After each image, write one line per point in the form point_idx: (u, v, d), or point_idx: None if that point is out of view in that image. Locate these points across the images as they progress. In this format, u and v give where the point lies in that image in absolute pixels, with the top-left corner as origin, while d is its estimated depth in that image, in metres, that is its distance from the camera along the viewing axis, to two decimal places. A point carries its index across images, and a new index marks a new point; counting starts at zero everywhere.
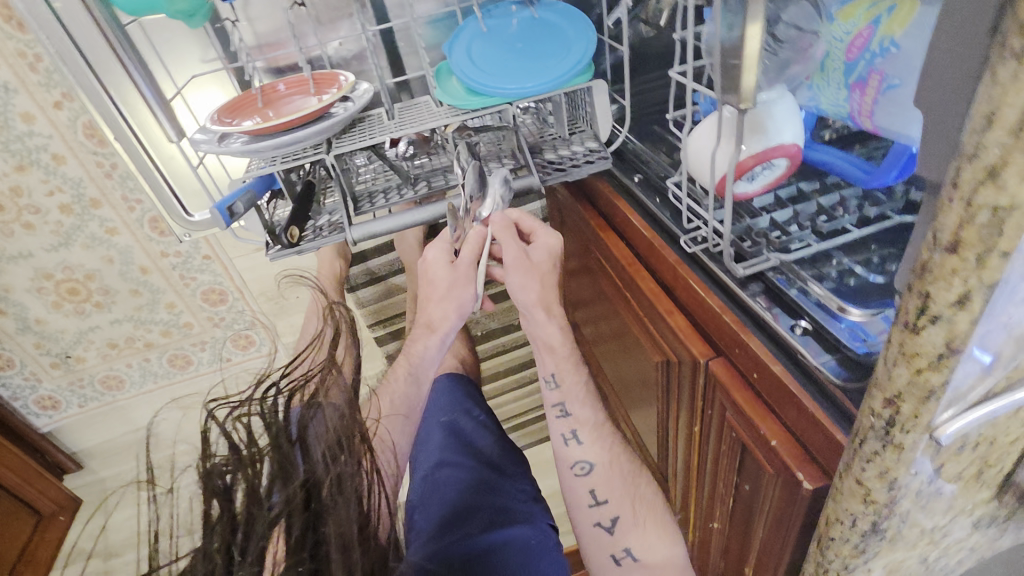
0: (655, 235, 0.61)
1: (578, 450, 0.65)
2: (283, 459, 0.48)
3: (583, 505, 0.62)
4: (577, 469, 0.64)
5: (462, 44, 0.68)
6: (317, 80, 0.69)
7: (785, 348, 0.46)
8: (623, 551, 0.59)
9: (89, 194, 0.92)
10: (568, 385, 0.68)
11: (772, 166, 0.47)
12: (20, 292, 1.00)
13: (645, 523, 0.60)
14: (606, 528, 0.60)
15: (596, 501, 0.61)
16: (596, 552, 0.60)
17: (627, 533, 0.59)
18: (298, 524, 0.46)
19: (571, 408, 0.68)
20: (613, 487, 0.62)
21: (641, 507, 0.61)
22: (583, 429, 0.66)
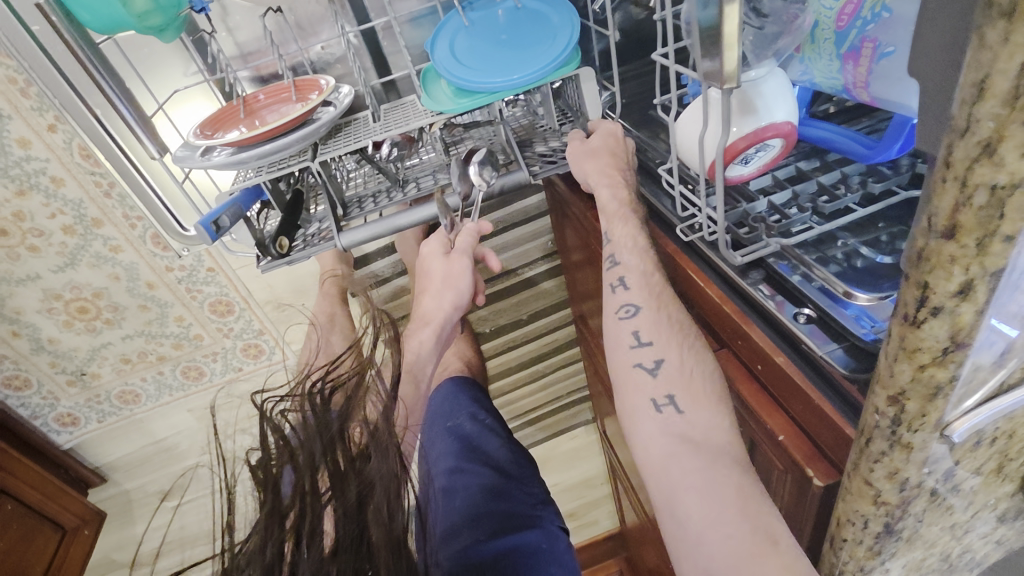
0: (652, 225, 0.59)
1: (622, 294, 0.55)
2: (335, 459, 0.52)
3: (624, 348, 0.52)
4: (623, 312, 0.54)
5: (444, 39, 0.66)
6: (299, 87, 0.68)
7: (789, 339, 0.43)
8: (664, 396, 0.48)
9: (90, 214, 0.93)
10: (619, 236, 0.57)
11: (766, 147, 0.44)
12: (30, 313, 1.01)
13: (695, 373, 0.48)
14: (647, 369, 0.50)
15: (641, 343, 0.51)
16: (629, 395, 0.50)
17: (672, 379, 0.48)
18: (351, 520, 0.49)
19: (620, 256, 0.57)
20: (660, 330, 0.51)
21: (690, 354, 0.49)
22: (631, 274, 0.55)
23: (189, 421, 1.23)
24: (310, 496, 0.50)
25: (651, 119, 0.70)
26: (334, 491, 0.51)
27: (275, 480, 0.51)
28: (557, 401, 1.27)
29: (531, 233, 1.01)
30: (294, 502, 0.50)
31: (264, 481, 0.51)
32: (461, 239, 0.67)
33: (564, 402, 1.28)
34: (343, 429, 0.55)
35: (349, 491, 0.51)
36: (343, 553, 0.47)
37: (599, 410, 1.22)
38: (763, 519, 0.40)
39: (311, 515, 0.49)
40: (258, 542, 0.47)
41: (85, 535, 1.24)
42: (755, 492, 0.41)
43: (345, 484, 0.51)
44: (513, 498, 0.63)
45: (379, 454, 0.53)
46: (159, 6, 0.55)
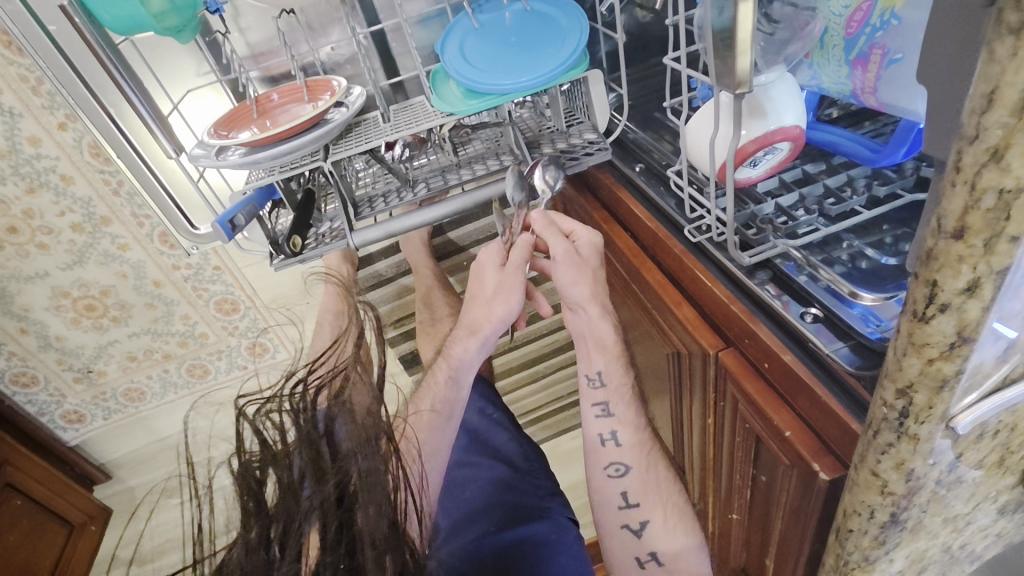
0: (659, 225, 0.60)
1: (615, 451, 0.64)
2: (318, 458, 0.52)
3: (613, 506, 0.63)
4: (614, 470, 0.63)
5: (454, 41, 0.67)
6: (311, 88, 0.69)
7: (796, 337, 0.44)
8: (648, 555, 0.61)
9: (99, 212, 0.94)
10: (612, 385, 0.66)
11: (774, 149, 0.46)
12: (38, 311, 1.02)
13: (675, 528, 0.61)
14: (634, 531, 0.61)
15: (629, 504, 0.62)
16: (620, 551, 0.62)
17: (656, 540, 0.61)
18: (333, 517, 0.49)
19: (614, 407, 0.66)
20: (647, 493, 0.62)
21: (672, 512, 0.62)
22: (622, 431, 0.65)
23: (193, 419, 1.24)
24: (294, 498, 0.50)
25: (657, 120, 0.71)
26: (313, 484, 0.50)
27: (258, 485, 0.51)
28: (559, 400, 1.28)
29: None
30: (278, 507, 0.50)
31: (244, 482, 0.50)
32: (513, 254, 0.68)
33: (566, 401, 1.29)
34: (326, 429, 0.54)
35: (330, 484, 0.50)
36: (325, 549, 0.47)
37: None
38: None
39: (296, 517, 0.49)
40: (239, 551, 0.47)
41: (91, 531, 1.26)
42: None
43: (326, 479, 0.51)
44: (521, 493, 0.64)
45: (367, 454, 0.53)
46: (175, 6, 0.55)
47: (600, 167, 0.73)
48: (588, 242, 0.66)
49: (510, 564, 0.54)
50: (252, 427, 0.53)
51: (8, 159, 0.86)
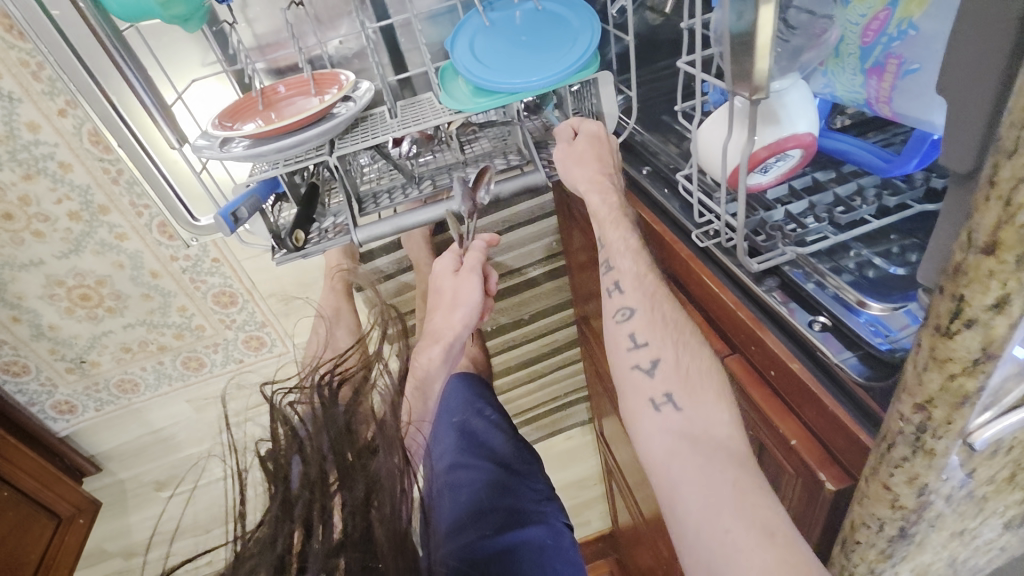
0: (666, 230, 0.60)
1: (619, 298, 0.58)
2: (345, 454, 0.54)
3: (621, 351, 0.56)
4: (619, 314, 0.57)
5: (464, 38, 0.66)
6: (318, 82, 0.68)
7: (803, 345, 0.44)
8: (662, 395, 0.51)
9: (97, 201, 0.93)
10: (613, 242, 0.61)
11: (785, 156, 0.45)
12: (32, 299, 1.00)
13: (690, 371, 0.51)
14: (644, 370, 0.53)
15: (637, 344, 0.54)
16: (631, 393, 0.53)
17: (669, 378, 0.51)
18: (360, 515, 0.50)
19: (616, 260, 0.60)
20: (657, 329, 0.54)
21: (685, 352, 0.52)
22: (626, 279, 0.59)
23: (188, 412, 1.24)
24: (319, 488, 0.51)
25: (665, 124, 0.70)
26: (343, 484, 0.52)
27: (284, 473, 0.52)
28: (555, 401, 1.28)
29: (538, 233, 1.02)
30: (303, 492, 0.51)
31: (274, 472, 0.52)
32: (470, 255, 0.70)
33: (562, 402, 1.29)
34: (350, 421, 0.57)
35: (358, 484, 0.52)
36: (352, 546, 0.48)
37: (597, 411, 1.23)
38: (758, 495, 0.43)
39: (320, 506, 0.50)
40: (268, 533, 0.48)
41: (80, 523, 1.25)
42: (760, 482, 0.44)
43: (352, 477, 0.52)
44: (519, 494, 0.63)
45: (388, 451, 0.55)
46: None
47: None
48: (587, 134, 0.65)
49: (507, 568, 0.53)
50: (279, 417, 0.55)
51: (6, 145, 0.85)
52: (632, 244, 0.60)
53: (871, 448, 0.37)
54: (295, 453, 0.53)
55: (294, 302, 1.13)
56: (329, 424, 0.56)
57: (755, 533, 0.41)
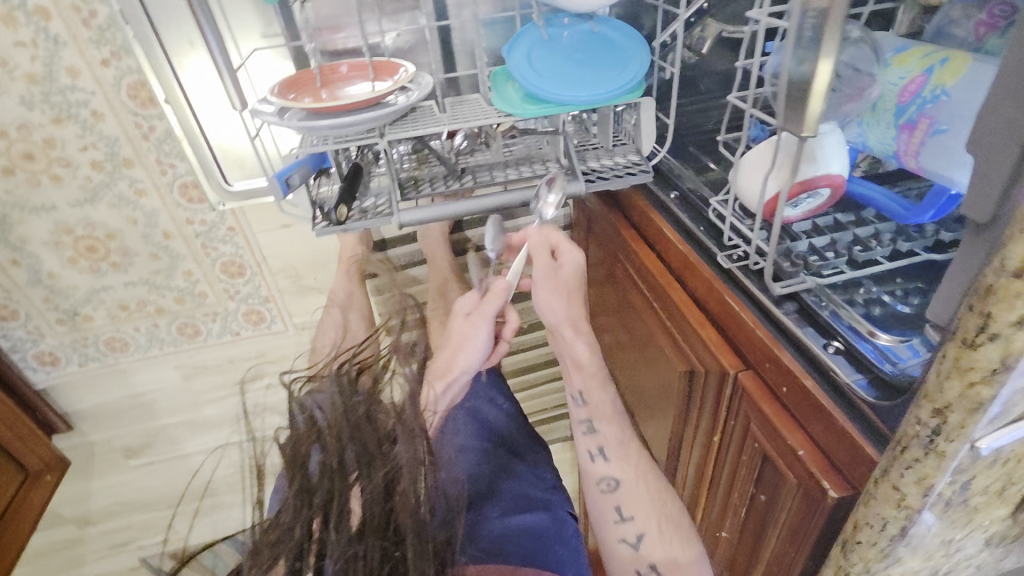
0: (691, 251, 0.65)
1: (606, 466, 0.68)
2: (364, 440, 0.56)
3: (608, 521, 0.66)
4: (605, 485, 0.67)
5: (522, 48, 0.71)
6: (377, 68, 0.70)
7: (816, 364, 0.48)
8: (648, 566, 0.63)
9: (123, 153, 0.93)
10: (595, 402, 0.72)
11: (815, 194, 0.50)
12: (36, 244, 0.99)
13: (672, 542, 0.63)
14: (630, 544, 0.64)
15: (623, 518, 0.65)
16: (619, 562, 0.64)
17: (654, 552, 0.63)
18: (379, 504, 0.53)
19: (599, 425, 0.71)
20: (639, 503, 0.65)
21: (666, 524, 0.64)
22: (609, 446, 0.69)
23: (174, 379, 1.23)
24: (340, 477, 0.55)
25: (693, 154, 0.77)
26: (362, 475, 0.54)
27: (302, 460, 0.56)
28: (542, 410, 1.31)
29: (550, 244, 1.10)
30: (323, 482, 0.54)
31: (294, 458, 0.56)
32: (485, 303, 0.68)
33: (549, 412, 1.32)
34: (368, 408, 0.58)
35: (376, 473, 0.54)
36: (372, 534, 0.51)
37: None
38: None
39: (339, 498, 0.54)
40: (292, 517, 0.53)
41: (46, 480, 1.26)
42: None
43: (372, 468, 0.55)
44: (524, 483, 0.66)
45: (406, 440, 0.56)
46: None
47: (636, 190, 0.77)
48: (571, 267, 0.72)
49: (515, 548, 0.58)
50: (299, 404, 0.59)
51: (41, 86, 0.85)
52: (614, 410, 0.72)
53: (877, 462, 0.41)
54: (316, 441, 0.57)
55: (300, 281, 1.14)
56: (349, 415, 0.57)
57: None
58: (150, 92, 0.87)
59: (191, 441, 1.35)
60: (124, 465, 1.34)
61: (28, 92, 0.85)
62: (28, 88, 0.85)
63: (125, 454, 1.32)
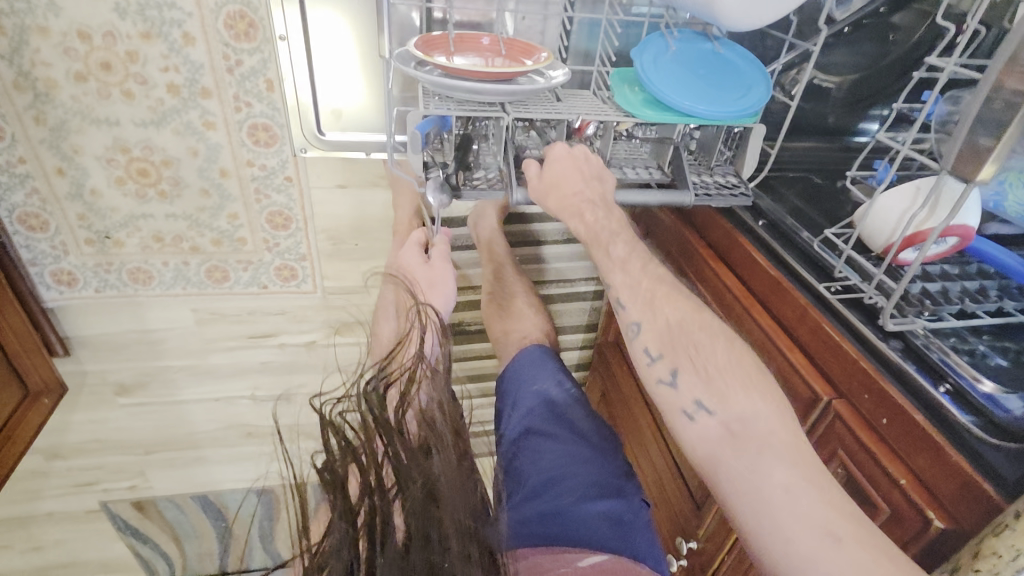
0: (783, 276, 0.67)
1: (624, 314, 0.68)
2: (399, 453, 0.61)
3: (644, 365, 0.65)
4: (632, 331, 0.67)
5: (650, 53, 0.72)
6: (510, 46, 0.70)
7: (924, 400, 0.50)
8: (693, 404, 0.60)
9: (202, 82, 0.90)
10: (611, 255, 0.71)
11: (942, 242, 0.53)
12: (87, 157, 0.94)
13: (713, 376, 0.60)
14: (668, 383, 0.62)
15: (654, 358, 0.64)
16: (666, 408, 0.62)
17: (694, 387, 0.60)
18: (419, 514, 0.56)
19: (613, 277, 0.70)
20: (666, 341, 0.64)
21: (700, 358, 0.62)
22: (625, 295, 0.69)
23: (188, 323, 1.18)
24: (378, 494, 0.58)
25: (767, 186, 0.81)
26: (399, 488, 0.59)
27: (341, 483, 0.59)
28: None
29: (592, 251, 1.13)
30: (365, 498, 0.57)
31: (331, 481, 0.59)
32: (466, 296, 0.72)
33: None
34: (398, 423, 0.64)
35: (414, 482, 0.58)
36: (417, 547, 0.54)
37: None
38: (813, 476, 0.52)
39: (382, 510, 0.57)
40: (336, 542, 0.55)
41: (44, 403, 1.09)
42: (813, 461, 0.54)
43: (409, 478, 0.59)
44: (595, 469, 0.66)
45: (440, 451, 0.62)
46: None
47: (720, 209, 0.79)
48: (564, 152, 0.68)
49: (582, 537, 0.59)
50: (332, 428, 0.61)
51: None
52: (617, 256, 0.70)
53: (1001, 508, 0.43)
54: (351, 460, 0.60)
55: (343, 245, 1.12)
56: (380, 427, 0.62)
57: (825, 508, 0.50)
58: (248, 26, 0.85)
59: (186, 388, 1.29)
60: (112, 403, 1.28)
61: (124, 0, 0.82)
62: None
63: (115, 391, 1.26)
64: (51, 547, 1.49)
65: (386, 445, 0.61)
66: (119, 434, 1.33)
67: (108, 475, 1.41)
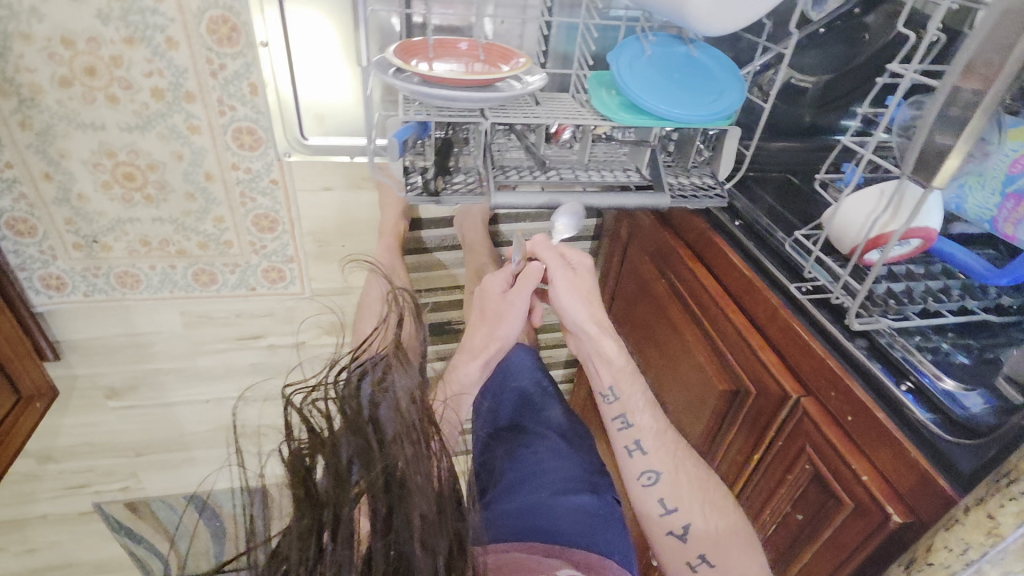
0: (756, 275, 0.68)
1: (644, 460, 0.68)
2: (366, 445, 0.57)
3: (654, 514, 0.66)
4: (645, 479, 0.67)
5: (626, 57, 0.73)
6: (489, 50, 0.71)
7: (886, 397, 0.52)
8: (698, 557, 0.62)
9: (187, 87, 0.90)
10: (627, 395, 0.73)
11: (906, 243, 0.55)
12: (73, 162, 0.95)
13: (720, 536, 0.62)
14: (678, 536, 0.64)
15: (666, 509, 0.65)
16: (672, 558, 0.65)
17: (702, 543, 0.62)
18: (382, 498, 0.56)
19: (632, 418, 0.71)
20: (680, 493, 0.65)
21: (710, 511, 0.64)
22: (645, 438, 0.70)
23: (176, 325, 1.18)
24: (342, 486, 0.56)
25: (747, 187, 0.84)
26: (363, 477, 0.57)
27: (305, 472, 0.56)
28: None
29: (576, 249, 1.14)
30: (330, 492, 0.56)
31: (295, 467, 0.56)
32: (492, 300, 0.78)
33: None
34: (370, 412, 0.60)
35: (377, 469, 0.56)
36: (378, 537, 0.54)
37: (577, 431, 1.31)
38: None
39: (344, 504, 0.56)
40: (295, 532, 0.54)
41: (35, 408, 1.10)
42: None
43: (373, 465, 0.57)
44: (571, 464, 0.68)
45: (410, 443, 0.58)
46: None
47: (697, 210, 0.80)
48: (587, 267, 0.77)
49: (555, 528, 0.60)
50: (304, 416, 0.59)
51: (122, 2, 0.82)
52: (644, 397, 0.73)
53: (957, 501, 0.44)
54: (318, 450, 0.57)
55: (329, 246, 1.13)
56: (351, 420, 0.59)
57: None
58: (231, 30, 0.86)
59: (175, 390, 1.30)
60: (102, 406, 1.28)
61: (107, 5, 0.82)
62: (108, 2, 0.82)
63: (106, 394, 1.27)
64: (45, 549, 1.50)
65: (351, 437, 0.57)
66: (110, 436, 1.34)
67: (100, 477, 1.41)
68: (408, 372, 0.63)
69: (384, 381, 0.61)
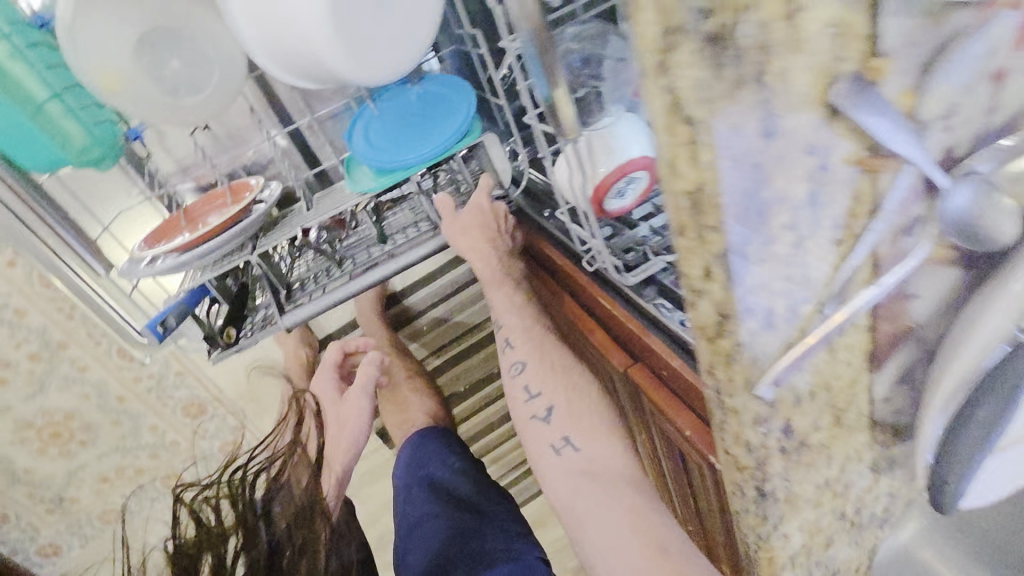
0: (566, 260, 0.65)
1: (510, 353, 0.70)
2: (252, 532, 0.58)
3: (521, 403, 0.67)
4: (514, 368, 0.69)
5: (360, 129, 0.74)
6: (234, 190, 0.74)
7: (682, 342, 0.48)
8: (560, 440, 0.62)
9: (55, 338, 0.97)
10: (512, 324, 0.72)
11: (634, 179, 0.51)
12: (4, 446, 1.03)
13: (576, 412, 0.63)
14: (542, 418, 0.64)
15: (532, 395, 0.66)
16: (536, 442, 0.64)
17: (563, 424, 0.63)
18: None
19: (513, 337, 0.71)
20: (545, 381, 0.66)
21: (570, 397, 0.64)
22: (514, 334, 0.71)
23: None
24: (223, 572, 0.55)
25: None
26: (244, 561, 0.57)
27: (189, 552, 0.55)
28: None
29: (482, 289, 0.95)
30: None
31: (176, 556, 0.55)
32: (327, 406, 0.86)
33: None
34: (263, 504, 0.61)
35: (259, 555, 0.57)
36: None
37: None
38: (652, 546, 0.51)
39: None
40: None
41: None
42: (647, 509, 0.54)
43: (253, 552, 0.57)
44: (488, 539, 0.66)
45: (298, 529, 0.61)
46: (97, 140, 0.67)
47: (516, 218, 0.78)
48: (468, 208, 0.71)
49: None
50: (185, 507, 0.58)
51: None
52: (511, 302, 0.72)
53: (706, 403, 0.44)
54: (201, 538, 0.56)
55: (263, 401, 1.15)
56: (241, 509, 0.60)
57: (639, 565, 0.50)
58: None
59: None
60: None
61: None
62: None
63: None
64: None
65: (240, 521, 0.59)
66: None
67: None
68: (307, 471, 0.67)
69: (278, 480, 0.64)
